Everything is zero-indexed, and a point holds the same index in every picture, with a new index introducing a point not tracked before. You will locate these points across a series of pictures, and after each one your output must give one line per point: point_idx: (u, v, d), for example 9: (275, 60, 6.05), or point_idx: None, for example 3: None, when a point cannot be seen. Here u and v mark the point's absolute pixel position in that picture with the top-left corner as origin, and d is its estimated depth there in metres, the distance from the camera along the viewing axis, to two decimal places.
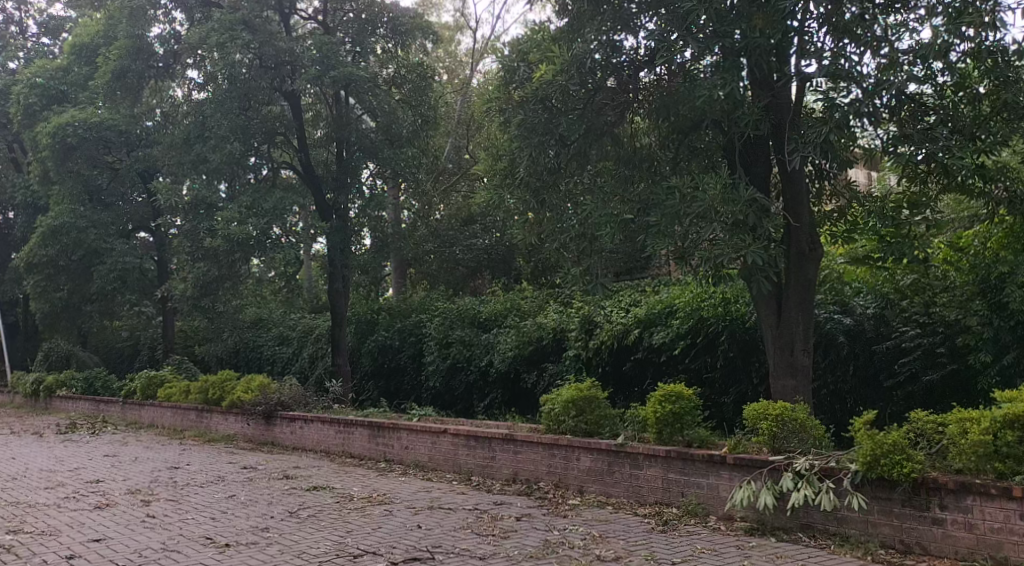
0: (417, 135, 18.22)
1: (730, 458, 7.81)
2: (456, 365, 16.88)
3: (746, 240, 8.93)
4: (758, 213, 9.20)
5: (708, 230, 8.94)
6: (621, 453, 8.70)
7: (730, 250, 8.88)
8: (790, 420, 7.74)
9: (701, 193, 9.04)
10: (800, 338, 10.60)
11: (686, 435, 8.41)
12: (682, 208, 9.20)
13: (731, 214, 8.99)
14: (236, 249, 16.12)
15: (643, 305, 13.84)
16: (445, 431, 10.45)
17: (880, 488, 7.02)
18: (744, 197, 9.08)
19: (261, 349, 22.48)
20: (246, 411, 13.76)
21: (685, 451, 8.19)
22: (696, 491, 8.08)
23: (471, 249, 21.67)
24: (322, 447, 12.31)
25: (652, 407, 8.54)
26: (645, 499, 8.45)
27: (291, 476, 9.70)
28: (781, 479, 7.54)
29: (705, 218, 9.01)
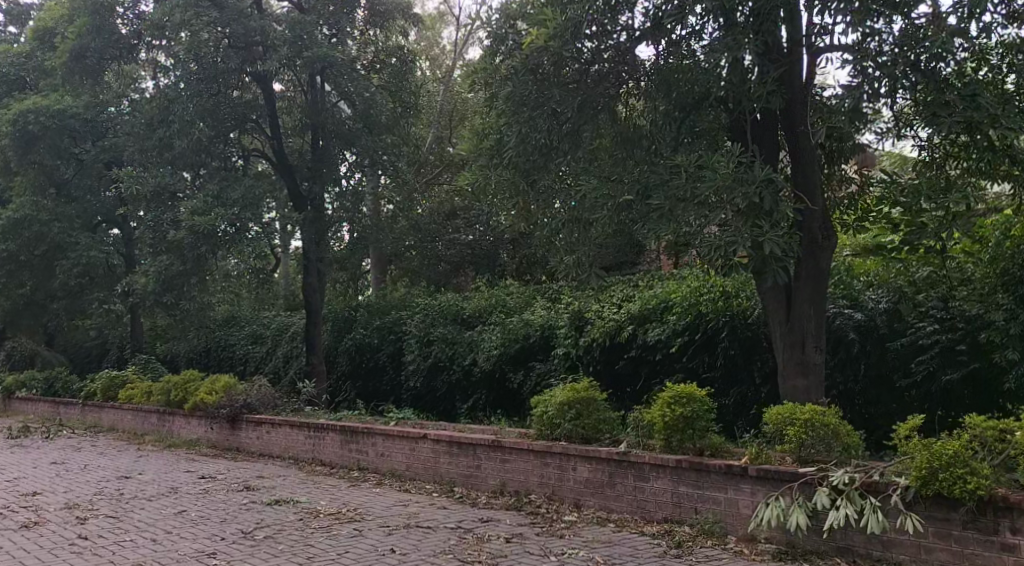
0: (397, 122, 17.31)
1: (752, 470, 6.94)
2: (438, 364, 15.93)
3: (763, 226, 8.01)
4: (772, 194, 8.17)
5: (720, 215, 8.03)
6: (625, 463, 7.79)
7: (746, 238, 7.95)
8: (820, 425, 6.89)
9: (711, 171, 8.09)
10: (813, 335, 9.70)
11: (697, 442, 7.51)
12: (688, 188, 8.28)
13: (744, 199, 8.04)
14: (201, 240, 15.13)
15: (637, 300, 12.95)
16: (426, 437, 9.52)
17: (936, 507, 6.14)
18: (759, 176, 8.17)
19: (233, 348, 21.47)
20: (209, 413, 12.78)
21: (698, 462, 7.28)
22: (712, 507, 7.19)
23: (454, 245, 21.13)
24: (290, 453, 11.35)
25: (658, 411, 7.65)
26: (652, 516, 7.54)
27: (252, 488, 8.72)
28: (814, 495, 6.65)
29: (716, 201, 8.09)
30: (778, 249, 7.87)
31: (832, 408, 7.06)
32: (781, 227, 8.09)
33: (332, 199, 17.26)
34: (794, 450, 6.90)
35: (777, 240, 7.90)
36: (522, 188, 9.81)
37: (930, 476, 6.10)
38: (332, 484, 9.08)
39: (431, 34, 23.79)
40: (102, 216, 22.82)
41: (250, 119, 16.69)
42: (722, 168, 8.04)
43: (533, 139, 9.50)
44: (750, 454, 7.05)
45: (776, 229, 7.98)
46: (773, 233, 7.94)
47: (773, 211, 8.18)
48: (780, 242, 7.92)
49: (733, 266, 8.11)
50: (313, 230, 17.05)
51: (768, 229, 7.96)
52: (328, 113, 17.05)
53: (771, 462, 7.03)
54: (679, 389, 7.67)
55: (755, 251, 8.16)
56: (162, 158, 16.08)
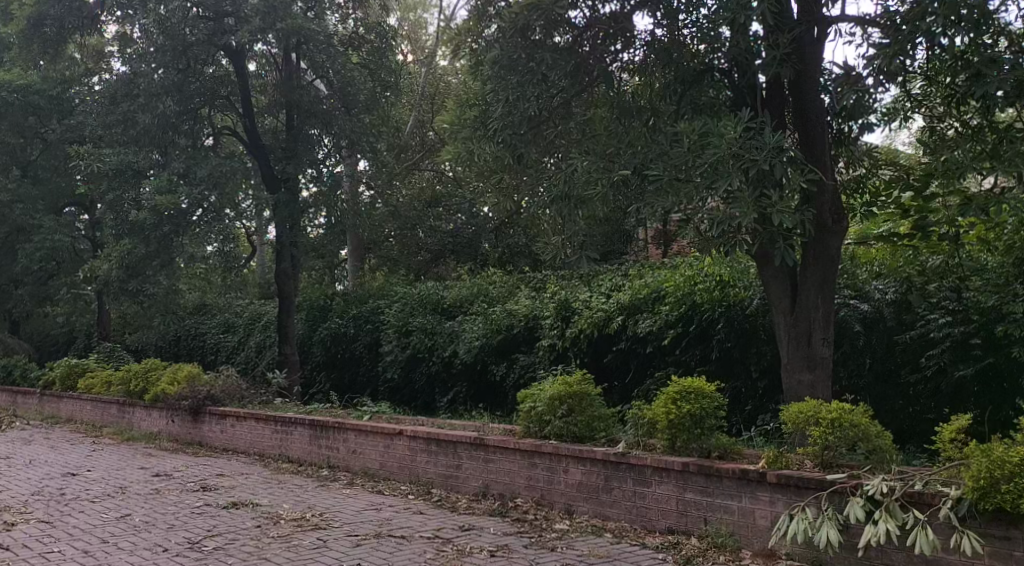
0: (376, 102, 16.47)
1: (770, 475, 6.24)
2: (416, 356, 15.16)
3: (774, 197, 7.26)
4: (784, 162, 7.38)
5: (726, 185, 7.26)
6: (623, 465, 7.08)
7: (754, 210, 7.21)
8: (847, 426, 6.20)
9: (715, 137, 7.42)
10: (819, 327, 8.99)
11: (705, 442, 6.82)
12: (691, 159, 7.56)
13: (753, 167, 7.30)
14: (165, 220, 14.30)
15: (627, 289, 12.21)
16: (401, 433, 8.77)
17: (994, 523, 5.42)
18: (772, 141, 7.41)
19: (204, 337, 20.63)
20: (170, 405, 11.98)
21: (707, 466, 6.58)
22: (723, 517, 6.48)
23: (436, 232, 20.23)
24: (255, 449, 10.56)
25: (663, 407, 6.97)
26: (654, 525, 6.84)
27: (209, 490, 7.93)
28: (845, 506, 5.93)
29: (723, 170, 7.36)
30: (789, 222, 7.12)
31: (859, 406, 6.38)
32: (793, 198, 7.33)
33: (308, 181, 16.28)
34: (816, 453, 6.23)
35: (789, 213, 7.14)
36: (509, 162, 9.01)
37: (989, 488, 5.36)
38: (298, 484, 8.31)
39: (412, 14, 22.92)
40: (66, 198, 21.87)
41: (221, 95, 15.79)
42: (728, 135, 7.35)
43: (521, 108, 8.69)
44: (766, 458, 6.36)
45: (787, 200, 7.23)
46: (782, 203, 7.20)
47: (784, 182, 7.42)
48: (794, 215, 7.16)
49: (739, 242, 7.35)
50: (287, 213, 16.00)
51: (778, 201, 7.21)
52: (302, 91, 16.21)
53: (790, 467, 6.33)
54: (687, 383, 7.00)
55: (764, 226, 7.45)
56: (125, 135, 15.17)
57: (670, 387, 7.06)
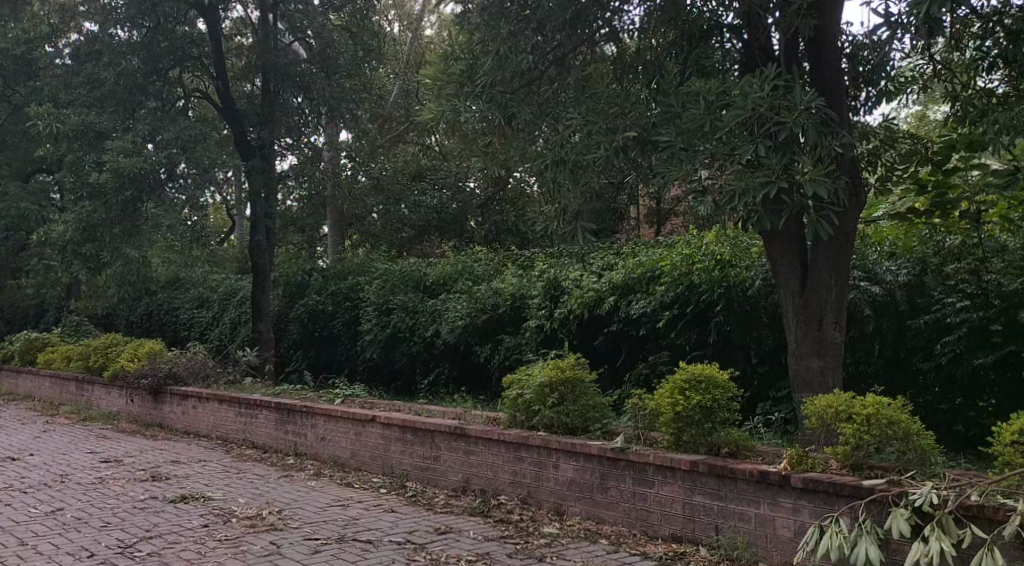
0: (357, 66, 15.64)
1: (792, 478, 5.57)
2: (397, 335, 14.35)
3: (805, 163, 6.56)
4: (815, 126, 6.68)
5: (751, 150, 6.64)
6: (621, 463, 6.40)
7: (784, 178, 6.57)
8: (885, 423, 5.50)
9: (738, 96, 6.73)
10: (832, 308, 8.23)
11: (715, 436, 6.17)
12: (706, 124, 6.86)
13: (781, 131, 6.62)
14: (128, 183, 13.54)
15: (620, 267, 11.46)
16: (374, 420, 8.03)
17: None
18: (802, 100, 6.70)
19: (177, 312, 19.83)
20: (130, 383, 11.27)
21: (720, 466, 5.90)
22: (736, 525, 5.81)
23: (420, 208, 19.23)
24: (217, 432, 9.82)
25: (670, 396, 6.31)
26: (657, 532, 6.18)
27: (158, 479, 7.25)
28: (887, 518, 5.22)
29: (747, 134, 6.73)
30: (824, 194, 6.44)
31: (895, 399, 5.70)
32: (826, 164, 6.65)
33: (285, 148, 15.62)
34: (846, 454, 5.55)
35: (825, 182, 6.46)
36: (497, 123, 8.22)
37: None
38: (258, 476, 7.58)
39: None
40: (34, 165, 20.98)
41: (191, 55, 14.83)
42: (754, 94, 6.66)
43: (515, 61, 7.96)
44: (788, 459, 5.69)
45: (820, 168, 6.53)
46: (816, 170, 6.50)
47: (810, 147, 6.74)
48: (830, 184, 6.47)
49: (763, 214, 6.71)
50: (261, 181, 15.26)
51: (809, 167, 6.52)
52: (279, 54, 15.37)
53: (815, 469, 5.66)
54: (696, 370, 6.34)
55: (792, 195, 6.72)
56: (87, 95, 14.34)
57: (677, 375, 6.39)
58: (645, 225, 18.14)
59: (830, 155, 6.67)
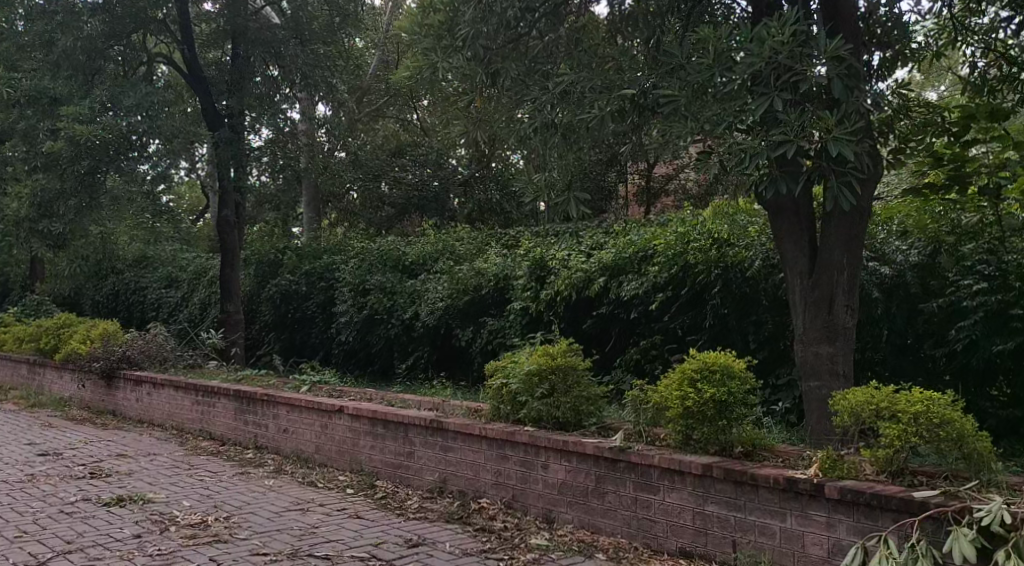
0: (332, 34, 14.90)
1: (826, 487, 4.90)
2: (374, 317, 13.54)
3: (825, 118, 6.01)
4: (842, 77, 6.10)
5: (767, 105, 6.07)
6: (619, 463, 5.73)
7: (802, 139, 6.01)
8: (934, 422, 4.89)
9: (755, 43, 6.18)
10: (843, 290, 7.47)
11: (728, 434, 5.51)
12: (716, 73, 6.29)
13: (803, 83, 6.04)
14: (85, 152, 12.62)
15: (610, 247, 10.72)
16: (342, 411, 7.31)
17: None
18: (828, 47, 6.07)
19: (145, 292, 18.98)
20: (82, 367, 10.53)
21: (736, 471, 5.24)
22: (755, 540, 5.16)
23: (400, 184, 18.76)
24: (173, 421, 9.07)
25: (681, 388, 5.64)
26: (662, 545, 5.52)
27: (96, 477, 6.57)
28: (946, 537, 4.57)
29: (763, 85, 6.17)
30: (849, 153, 5.88)
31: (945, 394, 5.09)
32: (853, 122, 6.10)
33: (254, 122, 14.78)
34: (888, 457, 4.95)
35: (848, 140, 5.91)
36: (479, 81, 7.59)
37: None
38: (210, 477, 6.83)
39: None
40: None
41: (154, 16, 13.90)
42: (773, 39, 6.09)
43: (499, 11, 7.19)
44: (819, 464, 5.01)
45: (845, 125, 5.97)
46: (839, 127, 5.96)
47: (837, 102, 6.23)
48: (853, 144, 5.92)
49: (779, 176, 6.23)
50: (230, 154, 14.39)
51: (832, 123, 5.96)
52: (252, 18, 14.65)
53: (849, 476, 5.01)
54: (709, 358, 5.67)
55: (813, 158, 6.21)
56: (42, 58, 13.46)
57: (689, 364, 5.71)
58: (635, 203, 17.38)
59: (857, 113, 6.12)
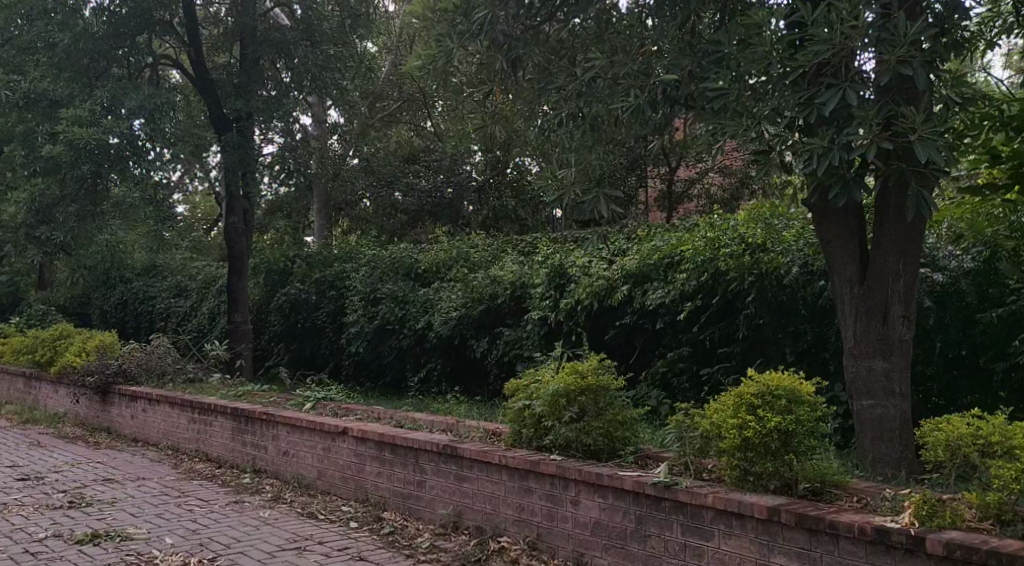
0: (344, 36, 14.26)
1: (925, 540, 4.21)
2: (386, 327, 12.92)
3: (909, 115, 5.55)
4: (923, 66, 5.60)
5: (839, 97, 5.57)
6: (655, 500, 5.09)
7: (884, 137, 5.54)
8: None
9: (820, 27, 5.59)
10: (898, 300, 6.77)
11: (792, 469, 4.90)
12: (774, 61, 5.78)
13: (884, 76, 5.55)
14: (85, 155, 11.74)
15: (634, 253, 10.03)
16: (345, 432, 6.70)
17: None
18: (909, 32, 5.52)
19: (153, 302, 18.42)
20: (76, 382, 9.96)
21: (807, 516, 4.56)
22: None
23: (413, 193, 18.06)
24: (167, 440, 8.48)
25: (734, 415, 5.05)
26: None
27: (76, 510, 6.07)
28: None
29: (832, 76, 5.75)
30: (937, 157, 5.42)
31: None
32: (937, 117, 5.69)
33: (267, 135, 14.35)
34: (997, 502, 4.38)
35: (936, 143, 5.45)
36: (498, 67, 7.00)
37: None
38: (200, 513, 6.24)
39: None
40: None
41: (160, 15, 13.34)
42: (840, 24, 5.53)
43: None
44: (914, 512, 4.36)
45: (928, 122, 5.51)
46: (925, 127, 5.49)
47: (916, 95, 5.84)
48: (941, 146, 5.46)
49: (851, 180, 5.72)
50: (237, 158, 13.78)
51: (917, 122, 5.50)
52: (259, 19, 14.17)
53: (950, 525, 4.31)
54: (766, 381, 5.08)
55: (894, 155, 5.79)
56: (44, 60, 12.91)
57: (744, 388, 5.13)
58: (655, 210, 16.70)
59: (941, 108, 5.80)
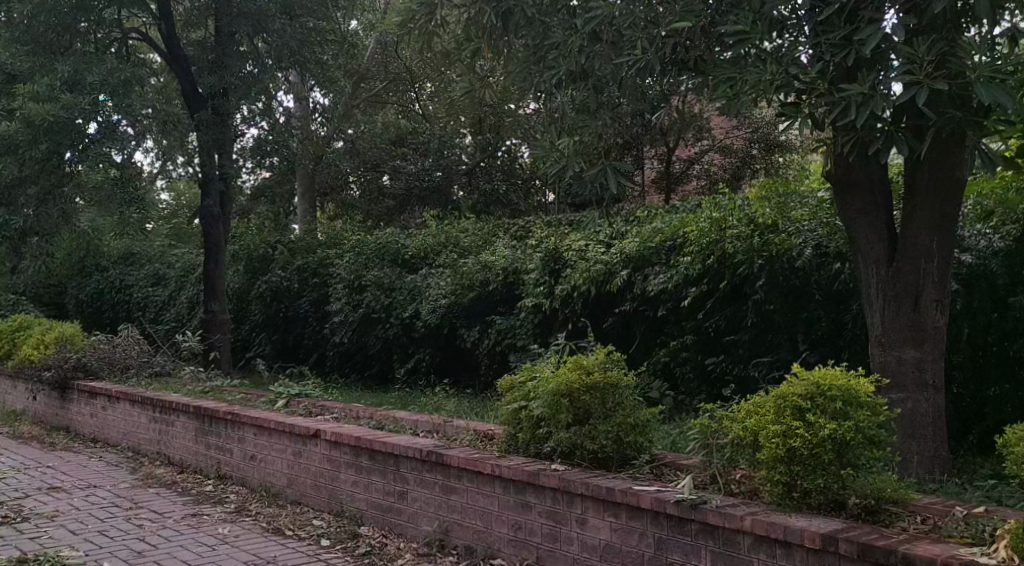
0: (325, 8, 13.48)
1: None
2: (371, 317, 12.21)
3: (970, 49, 4.92)
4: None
5: (882, 31, 5.04)
6: (666, 520, 4.46)
7: (937, 78, 4.95)
8: None
9: None
10: (932, 282, 6.02)
11: (842, 484, 4.29)
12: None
13: (937, 4, 4.91)
14: (43, 133, 10.98)
15: (633, 236, 9.36)
16: (319, 435, 6.13)
17: None
18: None
19: (131, 291, 17.69)
20: (35, 377, 9.30)
21: (870, 543, 3.82)
22: None
23: (399, 174, 17.52)
24: (130, 442, 7.88)
25: (776, 420, 4.43)
26: None
27: (9, 536, 5.53)
28: None
29: (874, 12, 5.20)
30: (1002, 100, 4.74)
31: None
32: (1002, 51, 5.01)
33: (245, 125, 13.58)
34: None
35: (1000, 85, 4.77)
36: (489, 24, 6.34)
37: None
38: (148, 536, 5.65)
39: None
40: None
41: None
42: None
43: None
44: (1010, 545, 3.66)
45: (991, 58, 4.86)
46: (987, 64, 4.82)
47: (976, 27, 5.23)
48: (1007, 89, 4.77)
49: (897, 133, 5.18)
50: (211, 138, 12.98)
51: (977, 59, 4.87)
52: None
53: None
54: (818, 380, 4.44)
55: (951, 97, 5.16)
56: (3, 35, 12.19)
57: (790, 387, 4.49)
58: (653, 192, 15.99)
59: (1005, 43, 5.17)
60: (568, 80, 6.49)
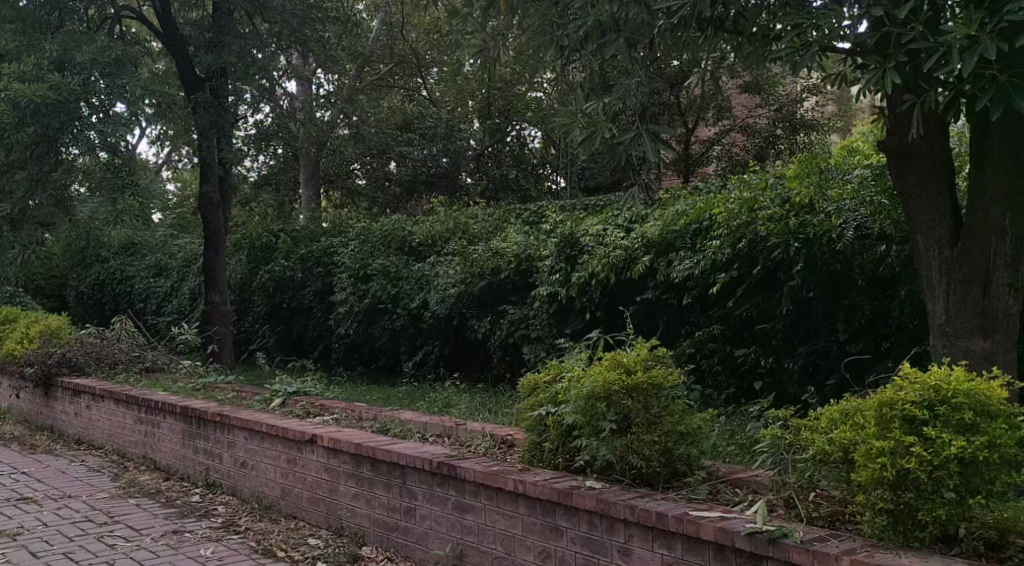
0: None
1: None
2: (377, 307, 11.58)
3: None
4: None
5: None
6: (733, 554, 3.81)
7: None
8: None
9: None
10: (1003, 266, 5.28)
11: (949, 513, 3.66)
12: None
13: None
14: (31, 115, 10.31)
15: (656, 218, 8.67)
16: (315, 439, 5.51)
17: None
18: None
19: (131, 282, 17.10)
20: (17, 373, 8.70)
21: None
22: None
23: (406, 160, 16.68)
24: (115, 444, 7.28)
25: (883, 435, 3.83)
26: None
27: None
28: None
29: None
30: None
31: None
32: None
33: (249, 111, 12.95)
34: None
35: None
36: None
37: None
38: (122, 559, 5.05)
39: None
40: None
41: None
42: None
43: None
44: None
45: None
46: None
47: None
48: None
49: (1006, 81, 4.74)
50: (209, 121, 12.34)
51: None
52: None
53: None
54: (937, 385, 3.81)
55: None
56: None
57: (902, 394, 3.86)
58: (670, 175, 15.31)
59: None
60: (594, 38, 5.77)
